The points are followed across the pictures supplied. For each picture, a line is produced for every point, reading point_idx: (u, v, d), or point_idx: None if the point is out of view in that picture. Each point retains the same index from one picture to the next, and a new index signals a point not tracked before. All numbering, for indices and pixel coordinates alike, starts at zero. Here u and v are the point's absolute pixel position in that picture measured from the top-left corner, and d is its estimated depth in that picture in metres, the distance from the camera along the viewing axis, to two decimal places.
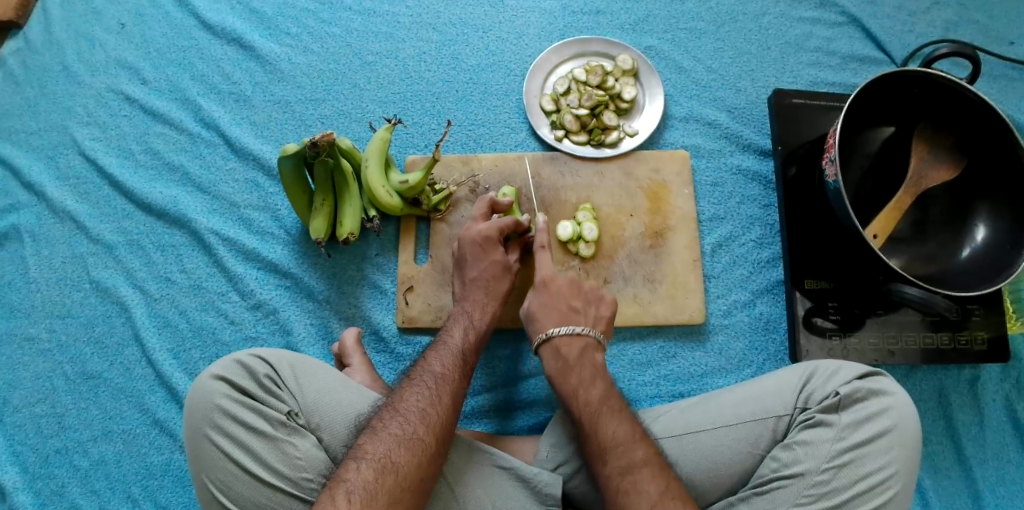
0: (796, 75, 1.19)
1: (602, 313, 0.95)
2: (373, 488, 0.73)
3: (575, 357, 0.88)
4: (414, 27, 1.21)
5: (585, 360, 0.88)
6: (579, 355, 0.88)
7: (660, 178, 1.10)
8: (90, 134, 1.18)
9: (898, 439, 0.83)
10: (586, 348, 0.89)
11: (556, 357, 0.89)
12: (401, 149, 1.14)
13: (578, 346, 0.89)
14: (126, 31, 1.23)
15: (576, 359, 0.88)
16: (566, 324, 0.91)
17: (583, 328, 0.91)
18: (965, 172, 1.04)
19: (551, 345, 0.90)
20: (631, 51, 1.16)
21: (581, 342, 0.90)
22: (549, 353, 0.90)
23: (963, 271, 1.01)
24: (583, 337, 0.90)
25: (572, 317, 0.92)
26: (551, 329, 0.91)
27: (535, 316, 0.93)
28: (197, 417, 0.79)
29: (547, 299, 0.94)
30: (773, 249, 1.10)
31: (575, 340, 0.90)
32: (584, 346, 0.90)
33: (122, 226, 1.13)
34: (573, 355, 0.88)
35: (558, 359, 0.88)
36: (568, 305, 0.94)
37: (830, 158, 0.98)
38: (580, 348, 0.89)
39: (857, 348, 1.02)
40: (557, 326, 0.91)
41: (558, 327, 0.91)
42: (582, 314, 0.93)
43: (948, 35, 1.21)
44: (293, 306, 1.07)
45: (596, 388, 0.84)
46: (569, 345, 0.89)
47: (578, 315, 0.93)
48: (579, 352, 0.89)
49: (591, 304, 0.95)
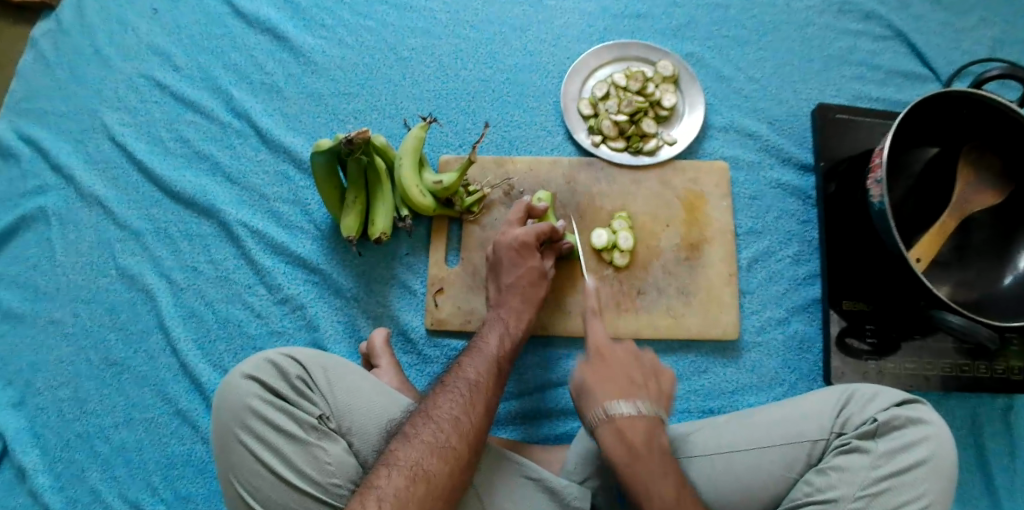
0: (839, 89, 1.17)
1: (665, 387, 0.83)
2: (404, 496, 0.71)
3: (642, 440, 0.75)
4: (451, 24, 1.19)
5: (654, 446, 0.75)
6: (646, 442, 0.75)
7: (698, 188, 1.08)
8: (120, 119, 1.17)
9: (937, 470, 0.81)
10: (654, 430, 0.77)
11: (622, 444, 0.75)
12: (435, 148, 1.12)
13: (644, 428, 0.76)
14: (160, 16, 1.22)
15: (643, 446, 0.75)
16: (631, 400, 0.77)
17: (645, 404, 0.78)
18: (1010, 198, 1.01)
19: (613, 425, 0.76)
20: (672, 57, 1.14)
21: (646, 424, 0.76)
22: (609, 433, 0.76)
23: (1004, 301, 0.98)
24: (649, 417, 0.77)
25: (634, 391, 0.79)
26: (611, 405, 0.77)
27: (591, 389, 0.80)
28: (226, 416, 0.78)
29: (606, 374, 0.81)
30: (810, 266, 1.08)
31: (641, 420, 0.76)
32: (649, 429, 0.76)
33: (151, 214, 1.12)
34: (639, 440, 0.75)
35: (622, 442, 0.75)
36: (629, 379, 0.81)
37: (875, 178, 0.96)
38: (647, 432, 0.76)
39: (893, 372, 1.00)
40: (619, 404, 0.77)
41: (619, 404, 0.77)
42: (644, 386, 0.80)
43: (996, 53, 1.19)
44: (320, 302, 1.06)
45: (667, 482, 0.73)
46: (633, 427, 0.76)
47: (640, 389, 0.79)
48: (646, 435, 0.76)
49: (652, 378, 0.82)
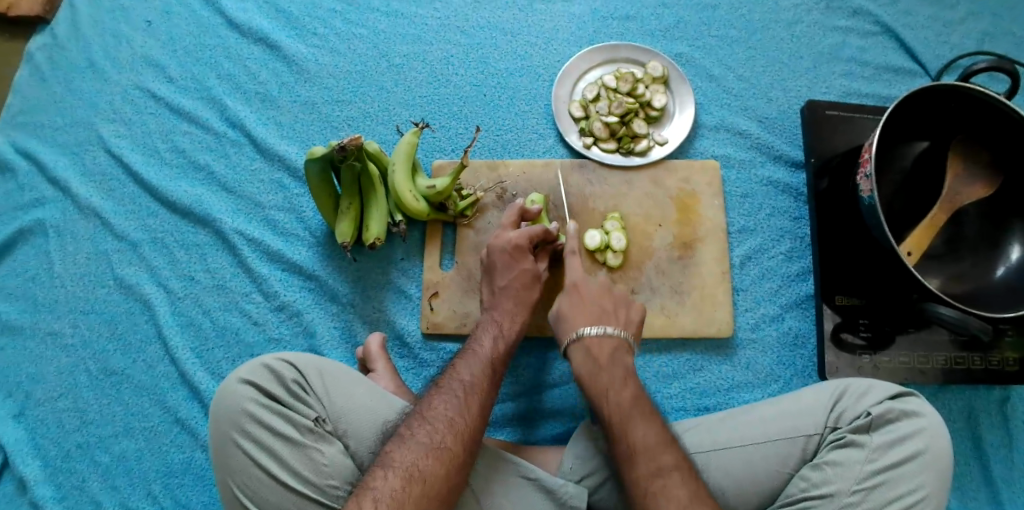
0: (829, 86, 1.17)
1: (633, 318, 0.92)
2: (400, 497, 0.72)
3: (607, 356, 0.86)
4: (442, 30, 1.20)
5: (618, 361, 0.85)
6: (610, 354, 0.86)
7: (690, 187, 1.09)
8: (116, 131, 1.18)
9: (931, 462, 0.81)
10: (617, 350, 0.86)
11: (588, 359, 0.86)
12: (427, 153, 1.13)
13: (610, 347, 0.86)
14: (153, 29, 1.23)
15: (608, 360, 0.85)
16: (598, 325, 0.88)
17: (613, 328, 0.88)
18: (1001, 190, 1.02)
19: (582, 344, 0.87)
20: (662, 58, 1.15)
21: (613, 343, 0.87)
22: (580, 352, 0.87)
23: (997, 292, 0.99)
24: (615, 337, 0.88)
25: (604, 319, 0.90)
26: (582, 329, 0.88)
27: (567, 317, 0.91)
28: (222, 421, 0.78)
29: (578, 300, 0.92)
30: (803, 263, 1.08)
31: (607, 340, 0.87)
32: (614, 345, 0.87)
33: (147, 224, 1.13)
34: (604, 355, 0.85)
35: (589, 360, 0.86)
36: (600, 308, 0.91)
37: (865, 173, 0.97)
38: (612, 348, 0.86)
39: (887, 366, 1.01)
40: (590, 327, 0.88)
41: (590, 327, 0.88)
42: (613, 314, 0.91)
43: (984, 47, 1.19)
44: (317, 308, 1.07)
45: (626, 390, 0.81)
46: (601, 345, 0.87)
47: (611, 316, 0.90)
48: (611, 353, 0.86)
49: (623, 308, 0.92)
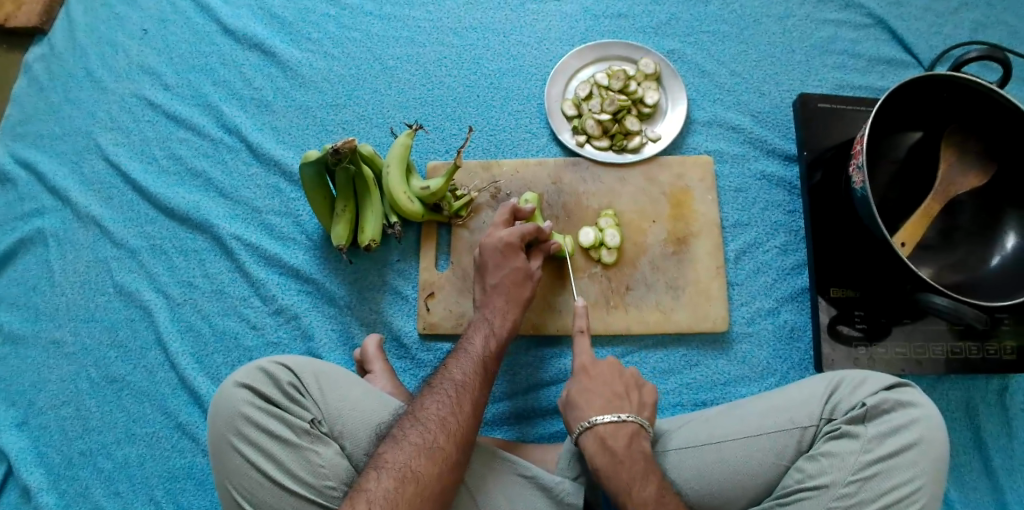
0: (821, 78, 1.17)
1: (646, 400, 0.87)
2: (394, 497, 0.72)
3: (623, 447, 0.81)
4: (434, 31, 1.21)
5: (635, 451, 0.81)
6: (627, 446, 0.81)
7: (684, 183, 1.09)
8: (113, 140, 1.19)
9: (926, 452, 0.82)
10: (633, 438, 0.82)
11: (604, 449, 0.81)
12: (421, 154, 1.14)
13: (626, 435, 0.82)
14: (149, 36, 1.24)
15: (626, 452, 0.81)
16: (610, 412, 0.84)
17: (627, 415, 0.84)
18: (997, 179, 1.02)
19: (596, 434, 0.82)
20: (654, 54, 1.15)
21: (628, 431, 0.82)
22: (593, 442, 0.82)
23: (993, 281, 0.99)
24: (629, 426, 0.83)
25: (616, 403, 0.85)
26: (593, 417, 0.84)
27: (577, 404, 0.86)
28: (220, 424, 0.79)
29: (589, 386, 0.88)
30: (798, 256, 1.08)
31: (621, 429, 0.82)
32: (631, 434, 0.83)
33: (146, 231, 1.14)
34: (621, 446, 0.81)
35: (606, 451, 0.81)
36: (612, 391, 0.87)
37: (857, 164, 0.97)
38: (628, 438, 0.82)
39: (884, 357, 1.01)
40: (602, 414, 0.84)
41: (602, 416, 0.83)
42: (626, 398, 0.86)
43: (977, 36, 1.19)
44: (314, 311, 1.08)
45: (649, 489, 0.78)
46: (615, 434, 0.82)
47: (623, 400, 0.86)
48: (627, 440, 0.82)
49: (634, 390, 0.88)
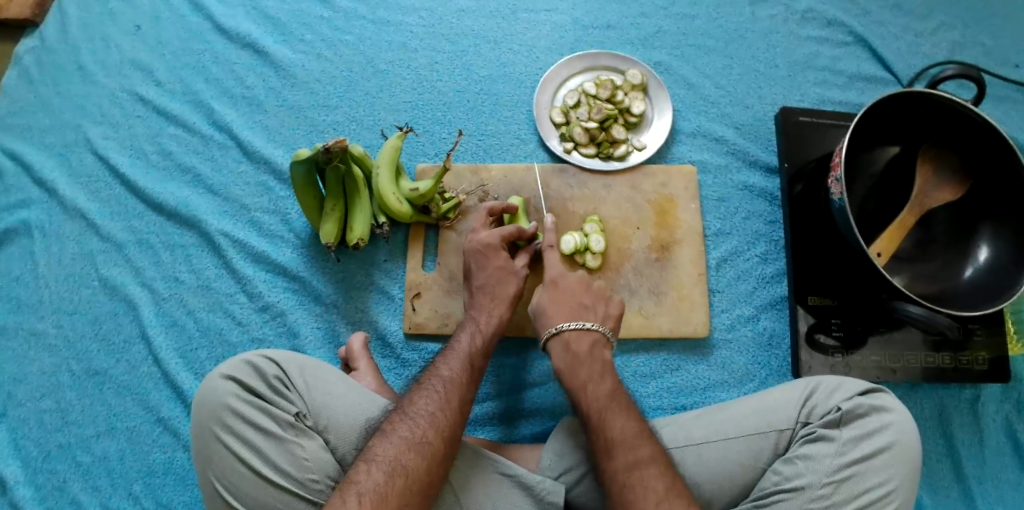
0: (803, 94, 1.21)
1: (611, 311, 0.94)
2: (383, 490, 0.73)
3: (606, 394, 0.83)
4: (427, 37, 1.23)
5: (595, 355, 0.88)
6: (589, 350, 0.88)
7: (668, 191, 1.12)
8: (103, 133, 1.20)
9: (899, 455, 0.82)
10: (596, 344, 0.89)
11: (565, 352, 0.88)
12: (411, 157, 1.16)
13: (589, 341, 0.89)
14: (142, 32, 1.25)
15: (586, 354, 0.88)
16: (575, 319, 0.90)
17: (592, 323, 0.90)
18: (971, 194, 1.04)
19: (561, 340, 0.89)
20: (641, 66, 1.17)
21: (591, 338, 0.89)
22: (559, 345, 0.89)
23: (967, 292, 1.01)
24: (592, 333, 0.90)
25: (582, 313, 0.92)
26: (560, 324, 0.90)
27: (545, 311, 0.92)
28: (204, 416, 0.79)
29: (558, 296, 0.93)
30: (778, 265, 1.11)
31: (585, 336, 0.89)
32: (592, 340, 0.89)
33: (133, 225, 1.14)
34: (583, 349, 0.88)
35: (568, 354, 0.88)
36: (578, 304, 0.93)
37: (835, 177, 0.99)
38: (590, 344, 0.89)
39: (859, 364, 1.03)
40: (567, 322, 0.90)
41: (568, 322, 0.90)
42: (593, 309, 0.92)
43: (954, 56, 1.23)
44: (300, 309, 1.08)
45: (632, 420, 0.79)
46: (579, 340, 0.89)
47: (589, 311, 0.92)
48: (590, 346, 0.88)
49: (600, 303, 0.93)
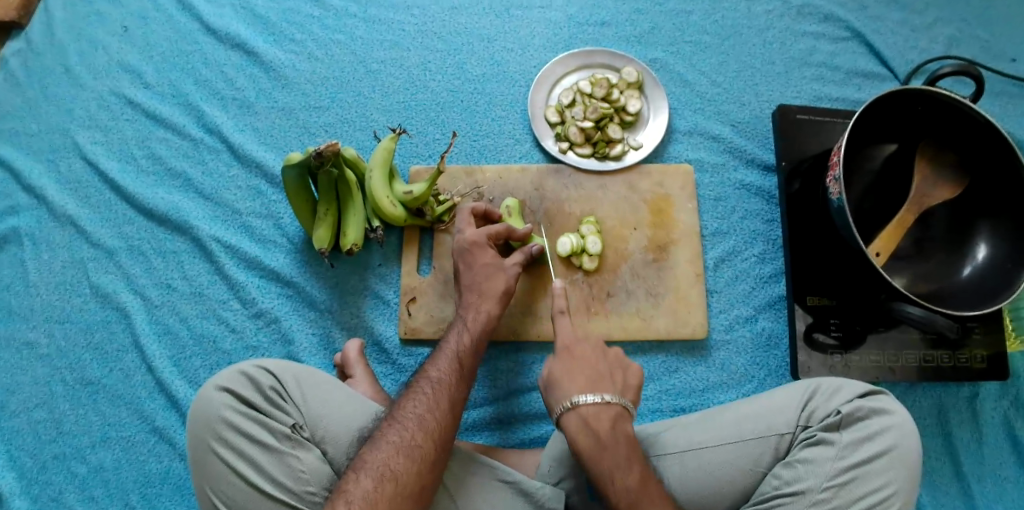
0: (800, 90, 1.20)
1: (630, 380, 0.87)
2: (372, 497, 0.72)
3: (605, 427, 0.81)
4: (419, 35, 1.21)
5: (618, 433, 0.81)
6: (610, 428, 0.81)
7: (664, 191, 1.10)
8: (91, 138, 1.18)
9: (899, 458, 0.82)
10: (617, 419, 0.82)
11: (586, 431, 0.81)
12: (405, 158, 1.14)
13: (609, 417, 0.82)
14: (129, 34, 1.23)
15: (607, 434, 0.80)
16: (593, 392, 0.83)
17: (610, 396, 0.83)
18: (969, 192, 1.04)
19: (580, 417, 0.82)
20: (636, 63, 1.16)
21: (610, 413, 0.82)
22: (574, 422, 0.81)
23: (965, 290, 1.01)
24: (614, 406, 0.82)
25: (600, 385, 0.84)
26: (576, 398, 0.83)
27: (561, 384, 0.85)
28: (200, 428, 0.78)
29: (574, 367, 0.86)
30: (776, 265, 1.10)
31: (605, 410, 0.82)
32: (613, 416, 0.82)
33: (123, 231, 1.13)
34: (599, 420, 0.81)
35: (582, 424, 0.81)
36: (597, 373, 0.86)
37: (834, 176, 0.98)
38: (612, 420, 0.82)
39: (858, 364, 1.03)
40: (584, 395, 0.82)
41: (584, 397, 0.82)
42: (610, 380, 0.85)
43: (952, 50, 1.21)
44: (295, 315, 1.07)
45: (632, 474, 0.78)
46: (599, 416, 0.81)
47: (604, 378, 0.85)
48: (610, 422, 0.81)
49: (617, 371, 0.87)
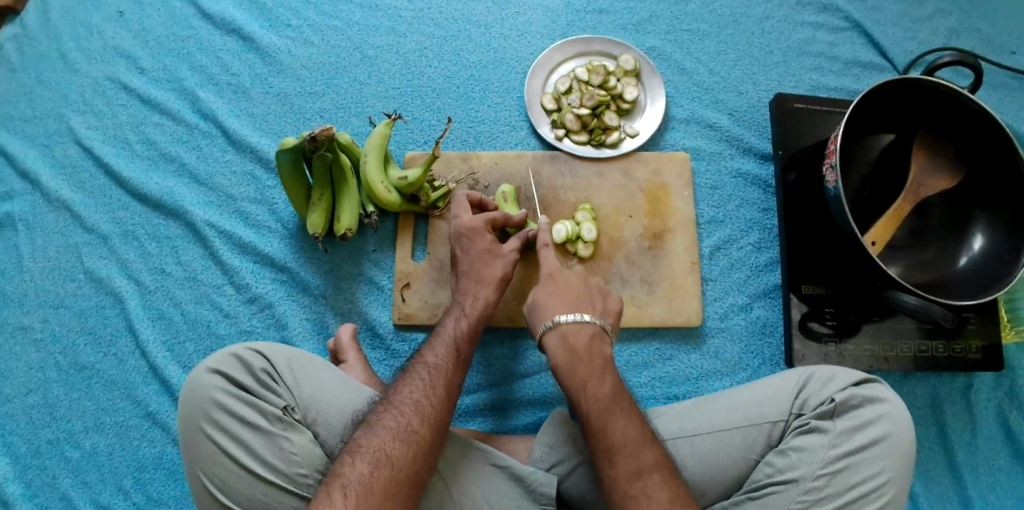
0: (798, 80, 1.19)
1: (610, 307, 0.91)
2: (368, 482, 0.71)
3: (584, 345, 0.85)
4: (415, 22, 1.20)
5: (595, 350, 0.84)
6: (588, 343, 0.85)
7: (661, 179, 1.10)
8: (86, 123, 1.17)
9: (893, 447, 0.81)
10: (595, 338, 0.85)
11: (564, 346, 0.85)
12: (400, 144, 1.14)
13: (587, 334, 0.85)
14: (125, 19, 1.22)
15: (584, 350, 0.84)
16: (574, 312, 0.87)
17: (589, 316, 0.87)
18: (967, 182, 1.03)
19: (558, 332, 0.86)
20: (633, 51, 1.15)
21: (588, 330, 0.86)
22: (555, 338, 0.85)
23: (961, 281, 1.00)
24: (592, 326, 0.86)
25: (581, 305, 0.89)
26: (558, 316, 0.87)
27: (543, 305, 0.89)
28: (192, 410, 0.78)
29: (555, 289, 0.90)
30: (772, 253, 1.10)
31: (584, 328, 0.86)
32: (591, 333, 0.86)
33: (118, 217, 1.12)
34: (581, 344, 0.84)
35: (564, 346, 0.85)
36: (577, 294, 0.90)
37: (830, 165, 0.98)
38: (590, 336, 0.85)
39: (853, 353, 1.02)
40: (567, 315, 0.86)
41: (566, 314, 0.86)
42: (590, 303, 0.89)
43: (950, 41, 1.21)
44: (289, 301, 1.07)
45: (605, 383, 0.81)
46: (578, 332, 0.85)
47: (587, 304, 0.89)
48: (588, 340, 0.85)
49: (598, 297, 0.91)
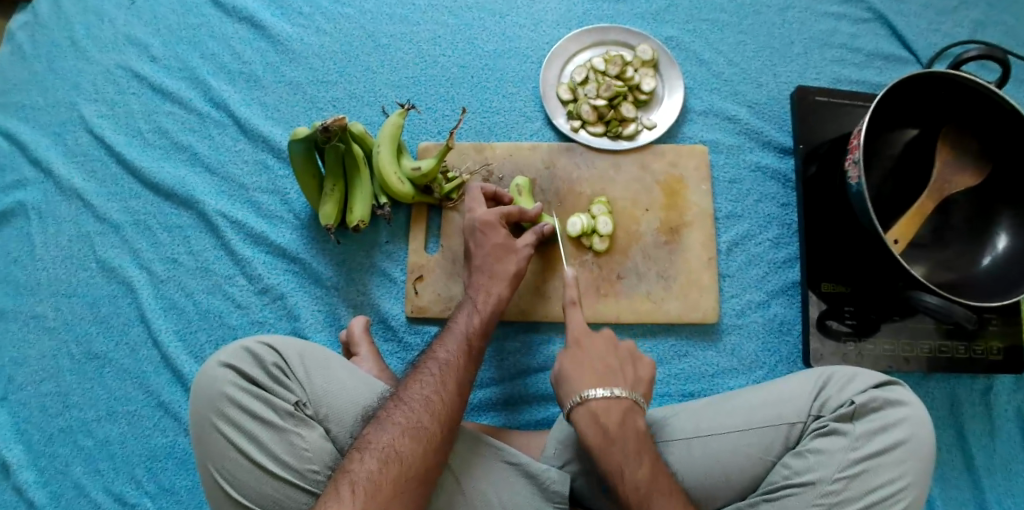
0: (819, 72, 1.16)
1: (641, 373, 0.85)
2: (378, 479, 0.70)
3: (615, 422, 0.79)
4: (429, 10, 1.18)
5: (629, 428, 0.79)
6: (620, 423, 0.79)
7: (678, 172, 1.08)
8: (98, 111, 1.16)
9: (913, 450, 0.80)
10: (627, 413, 0.80)
11: (580, 349, 0.85)
12: (413, 135, 1.12)
13: (603, 340, 0.86)
14: (136, 6, 1.21)
15: (617, 427, 0.79)
16: (603, 386, 0.80)
17: (621, 390, 0.80)
18: (991, 179, 1.00)
19: (588, 409, 0.79)
20: (652, 41, 1.13)
21: (621, 407, 0.79)
22: (584, 416, 0.79)
23: (983, 280, 0.98)
24: (624, 401, 0.80)
25: (609, 377, 0.82)
26: (586, 392, 0.80)
27: (569, 377, 0.82)
28: (202, 404, 0.77)
29: (579, 358, 0.84)
30: (790, 249, 1.08)
31: (614, 404, 0.79)
32: (624, 411, 0.80)
33: (130, 206, 1.12)
34: (613, 422, 0.79)
35: (598, 427, 0.78)
36: (602, 364, 0.83)
37: (853, 159, 0.95)
38: (623, 413, 0.79)
39: (872, 353, 1.01)
40: (594, 389, 0.80)
41: (595, 389, 0.80)
42: (620, 373, 0.83)
43: (977, 34, 1.18)
44: (300, 292, 1.06)
45: (614, 383, 0.82)
46: (608, 411, 0.79)
47: (615, 374, 0.82)
48: (620, 417, 0.79)
49: (629, 364, 0.84)
